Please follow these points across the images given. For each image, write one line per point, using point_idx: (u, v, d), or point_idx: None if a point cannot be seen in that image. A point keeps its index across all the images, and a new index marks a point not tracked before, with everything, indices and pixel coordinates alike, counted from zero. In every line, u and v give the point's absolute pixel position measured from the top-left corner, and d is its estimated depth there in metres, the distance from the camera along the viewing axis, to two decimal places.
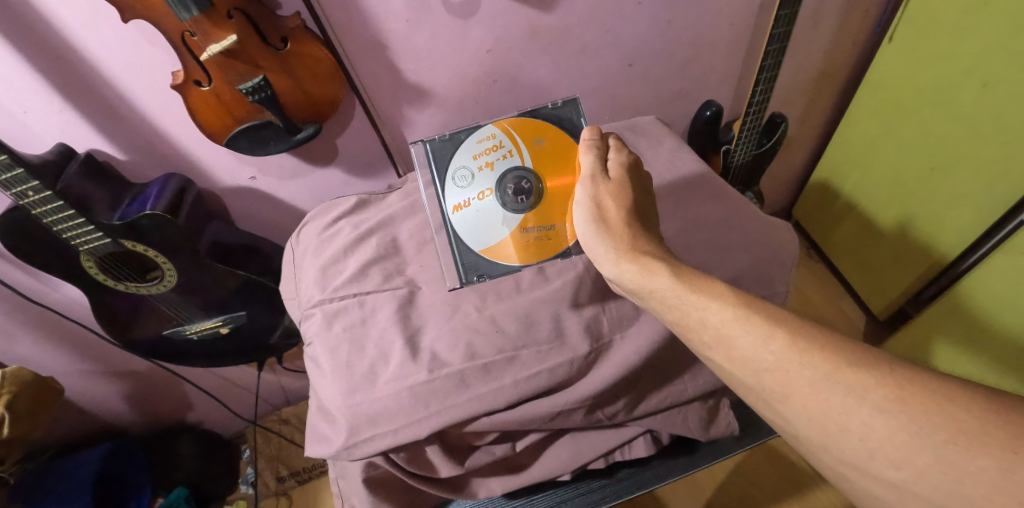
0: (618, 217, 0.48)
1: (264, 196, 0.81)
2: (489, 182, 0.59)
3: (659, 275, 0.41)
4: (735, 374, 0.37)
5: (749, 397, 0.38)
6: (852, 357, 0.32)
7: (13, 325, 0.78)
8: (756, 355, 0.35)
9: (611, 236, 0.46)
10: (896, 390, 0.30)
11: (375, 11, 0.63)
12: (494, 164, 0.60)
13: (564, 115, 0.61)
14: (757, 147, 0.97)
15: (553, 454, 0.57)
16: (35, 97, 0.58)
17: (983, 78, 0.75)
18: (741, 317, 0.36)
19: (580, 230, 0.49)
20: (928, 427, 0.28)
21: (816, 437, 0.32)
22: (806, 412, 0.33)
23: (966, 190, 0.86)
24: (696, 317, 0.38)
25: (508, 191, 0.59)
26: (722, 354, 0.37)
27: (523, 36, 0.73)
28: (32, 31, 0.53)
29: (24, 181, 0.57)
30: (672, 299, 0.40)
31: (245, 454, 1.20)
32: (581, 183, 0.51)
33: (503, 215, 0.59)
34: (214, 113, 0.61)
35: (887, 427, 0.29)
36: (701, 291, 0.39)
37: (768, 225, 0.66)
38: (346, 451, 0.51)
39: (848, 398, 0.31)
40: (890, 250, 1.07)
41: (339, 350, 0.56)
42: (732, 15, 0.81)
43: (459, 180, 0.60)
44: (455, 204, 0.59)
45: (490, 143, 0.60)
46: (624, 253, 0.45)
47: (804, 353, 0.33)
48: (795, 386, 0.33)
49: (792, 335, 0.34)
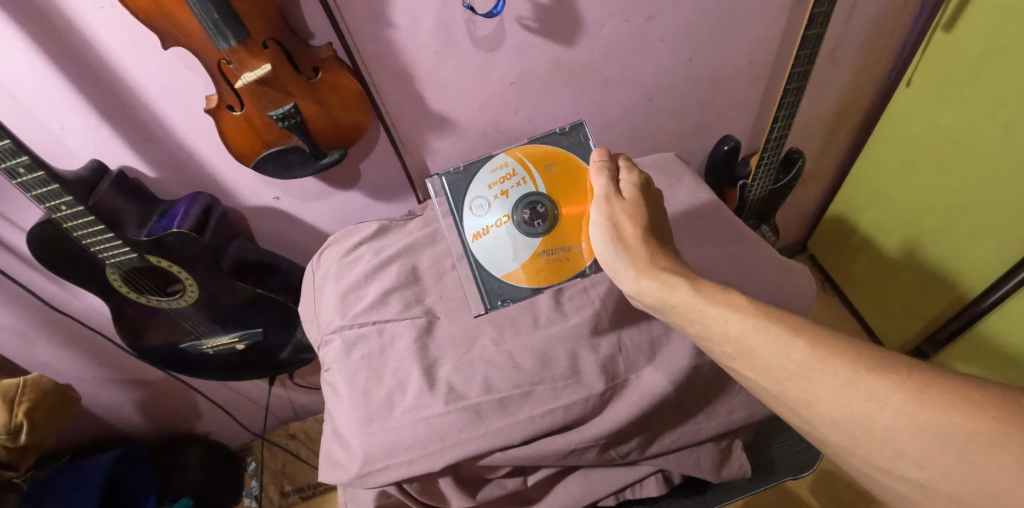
0: (636, 235, 0.48)
1: (287, 216, 0.83)
2: (506, 209, 0.60)
3: (679, 289, 0.42)
4: (760, 384, 0.37)
5: (776, 408, 0.38)
6: (871, 362, 0.32)
7: (33, 330, 0.80)
8: (778, 364, 0.35)
9: (629, 253, 0.47)
10: (915, 393, 0.29)
11: (404, 43, 0.65)
12: (509, 192, 0.61)
13: (573, 139, 0.62)
14: (773, 182, 0.99)
15: (564, 488, 0.56)
16: (74, 114, 0.60)
17: (1003, 122, 0.75)
18: (763, 328, 0.37)
19: (598, 250, 0.50)
20: (949, 428, 0.28)
21: (842, 441, 0.32)
22: (830, 418, 0.33)
23: (986, 228, 0.85)
24: (717, 330, 0.39)
25: (525, 216, 0.60)
26: (746, 364, 0.38)
27: (547, 71, 0.75)
28: (77, 56, 0.55)
29: (58, 195, 0.59)
30: (693, 313, 0.41)
31: (251, 466, 1.22)
32: (597, 204, 0.52)
33: (522, 241, 0.60)
34: (244, 136, 0.63)
35: (909, 429, 0.29)
36: (721, 304, 0.40)
37: (783, 266, 0.66)
38: (360, 479, 0.51)
39: (869, 403, 0.31)
40: (907, 284, 1.06)
41: (358, 378, 0.57)
42: (752, 53, 0.83)
43: (476, 209, 0.61)
44: (474, 232, 0.60)
45: (506, 173, 0.61)
46: (644, 269, 0.45)
47: (825, 360, 0.33)
48: (818, 393, 0.33)
49: (814, 343, 0.34)
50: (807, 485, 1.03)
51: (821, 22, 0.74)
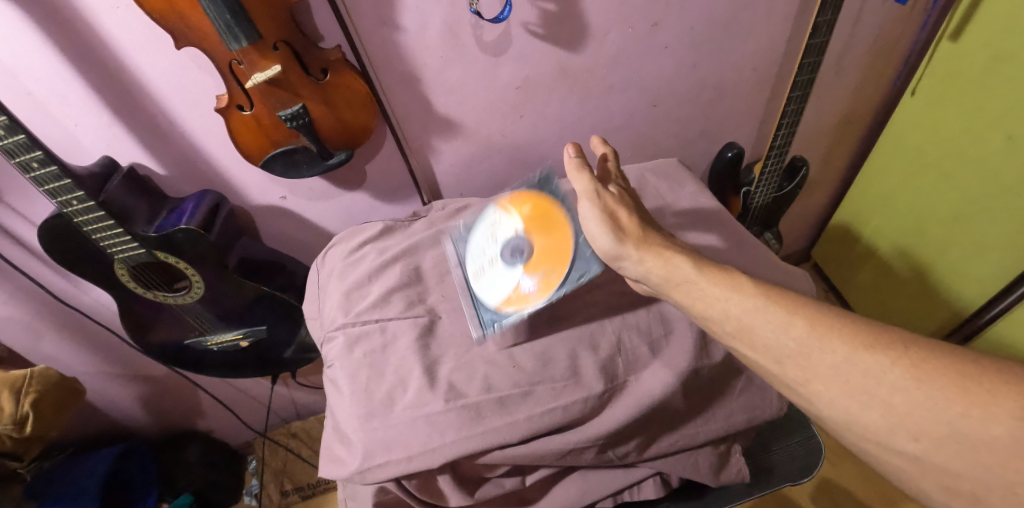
0: (633, 222, 0.49)
1: (294, 216, 0.84)
2: (492, 251, 0.59)
3: (682, 267, 0.43)
4: (761, 363, 0.39)
5: (777, 385, 0.39)
6: (869, 340, 0.33)
7: (41, 323, 0.81)
8: (778, 342, 0.37)
9: (631, 238, 0.47)
10: (912, 369, 0.31)
11: (411, 46, 0.66)
12: (494, 234, 0.60)
13: (544, 180, 0.62)
14: (776, 189, 0.99)
15: (562, 489, 0.56)
16: (88, 111, 0.61)
17: (1007, 132, 0.75)
18: (763, 306, 0.38)
19: (598, 242, 0.49)
20: (943, 402, 0.29)
21: (839, 417, 0.34)
22: (829, 395, 0.34)
23: (991, 237, 0.85)
24: (718, 308, 0.40)
25: (508, 251, 0.58)
26: (746, 343, 0.39)
27: (553, 76, 0.76)
28: (92, 54, 0.56)
29: (70, 191, 0.60)
30: (696, 292, 0.42)
31: (251, 465, 1.22)
32: (587, 199, 0.51)
33: (507, 273, 0.57)
34: (252, 135, 0.64)
35: (906, 404, 0.30)
36: (722, 283, 0.41)
37: (785, 271, 0.66)
38: (360, 474, 0.51)
39: (867, 379, 0.32)
40: (911, 293, 1.06)
41: (360, 374, 0.58)
42: (756, 61, 0.84)
43: (472, 257, 0.62)
44: (473, 276, 0.61)
45: (490, 219, 0.62)
46: (647, 248, 0.46)
47: (824, 337, 0.35)
48: (817, 370, 0.34)
49: (812, 321, 0.36)
50: (808, 494, 1.03)
51: (824, 31, 0.75)
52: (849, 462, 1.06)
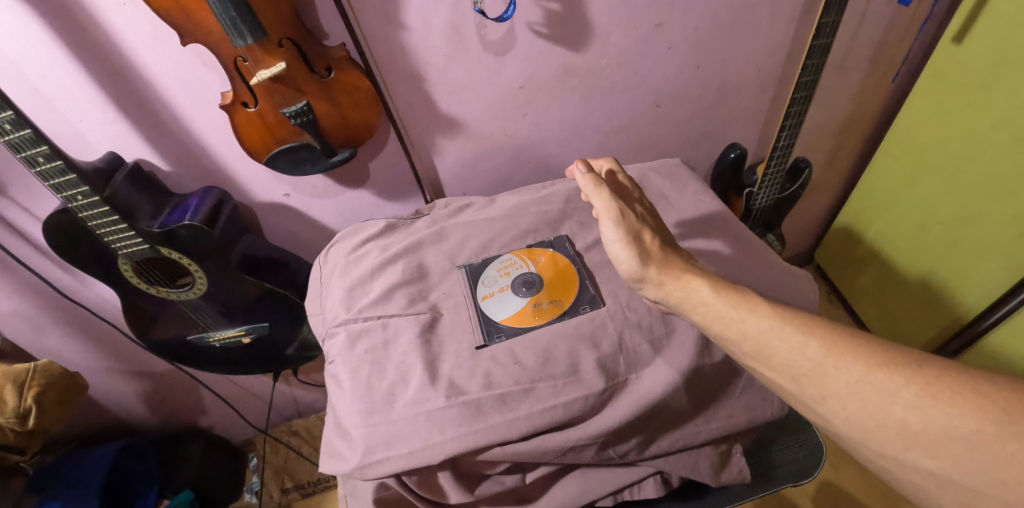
0: (655, 243, 0.50)
1: (297, 213, 0.84)
2: (506, 283, 0.65)
3: (700, 290, 0.45)
4: (778, 382, 0.39)
5: (794, 404, 0.39)
6: (883, 358, 0.34)
7: (44, 318, 0.81)
8: (794, 362, 0.38)
9: (654, 260, 0.48)
10: (925, 387, 0.31)
11: (415, 44, 0.66)
12: (510, 271, 0.66)
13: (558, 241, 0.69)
14: (779, 191, 0.99)
15: (562, 488, 0.56)
16: (93, 107, 0.61)
17: (1012, 135, 0.75)
18: (778, 326, 0.39)
19: (623, 266, 0.49)
20: (959, 419, 0.30)
21: (854, 432, 0.34)
22: (844, 412, 0.34)
23: (996, 242, 0.84)
24: (736, 330, 0.41)
25: (520, 286, 0.64)
26: (764, 364, 0.40)
27: (556, 75, 0.76)
28: (98, 50, 0.57)
29: (75, 186, 0.60)
30: (714, 314, 0.43)
31: (251, 462, 1.22)
32: (610, 220, 0.51)
33: (516, 302, 0.62)
34: (256, 132, 0.64)
35: (920, 421, 0.31)
36: (739, 305, 0.42)
37: (786, 272, 0.67)
38: (360, 470, 0.51)
39: (882, 397, 0.33)
40: (914, 296, 1.05)
41: (361, 370, 0.58)
42: (760, 62, 0.84)
43: (484, 280, 0.65)
44: (483, 294, 0.63)
45: (505, 257, 0.68)
46: (668, 273, 0.47)
47: (839, 357, 0.35)
48: (833, 389, 0.35)
49: (825, 341, 0.37)
50: (810, 497, 1.02)
51: (828, 32, 0.74)
52: (850, 466, 1.05)
